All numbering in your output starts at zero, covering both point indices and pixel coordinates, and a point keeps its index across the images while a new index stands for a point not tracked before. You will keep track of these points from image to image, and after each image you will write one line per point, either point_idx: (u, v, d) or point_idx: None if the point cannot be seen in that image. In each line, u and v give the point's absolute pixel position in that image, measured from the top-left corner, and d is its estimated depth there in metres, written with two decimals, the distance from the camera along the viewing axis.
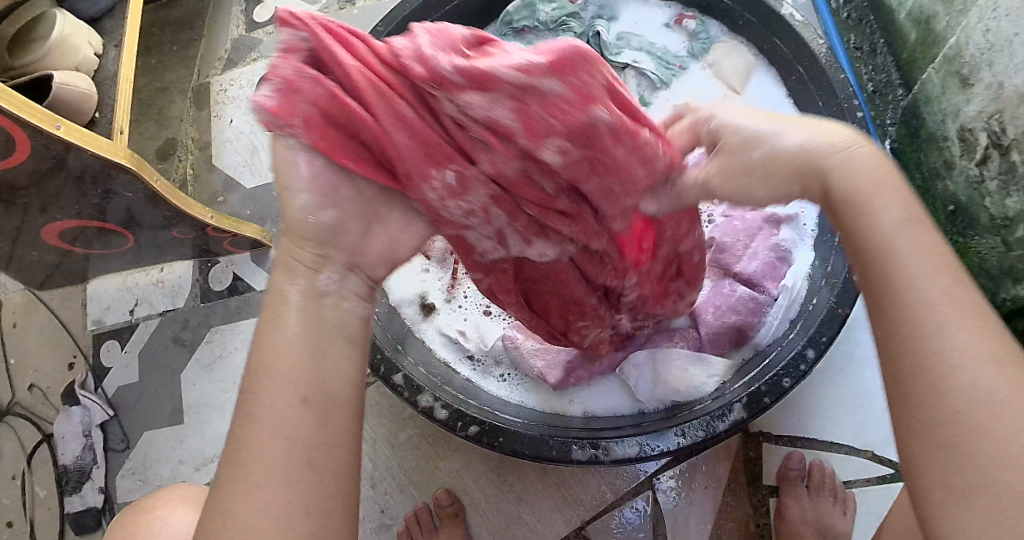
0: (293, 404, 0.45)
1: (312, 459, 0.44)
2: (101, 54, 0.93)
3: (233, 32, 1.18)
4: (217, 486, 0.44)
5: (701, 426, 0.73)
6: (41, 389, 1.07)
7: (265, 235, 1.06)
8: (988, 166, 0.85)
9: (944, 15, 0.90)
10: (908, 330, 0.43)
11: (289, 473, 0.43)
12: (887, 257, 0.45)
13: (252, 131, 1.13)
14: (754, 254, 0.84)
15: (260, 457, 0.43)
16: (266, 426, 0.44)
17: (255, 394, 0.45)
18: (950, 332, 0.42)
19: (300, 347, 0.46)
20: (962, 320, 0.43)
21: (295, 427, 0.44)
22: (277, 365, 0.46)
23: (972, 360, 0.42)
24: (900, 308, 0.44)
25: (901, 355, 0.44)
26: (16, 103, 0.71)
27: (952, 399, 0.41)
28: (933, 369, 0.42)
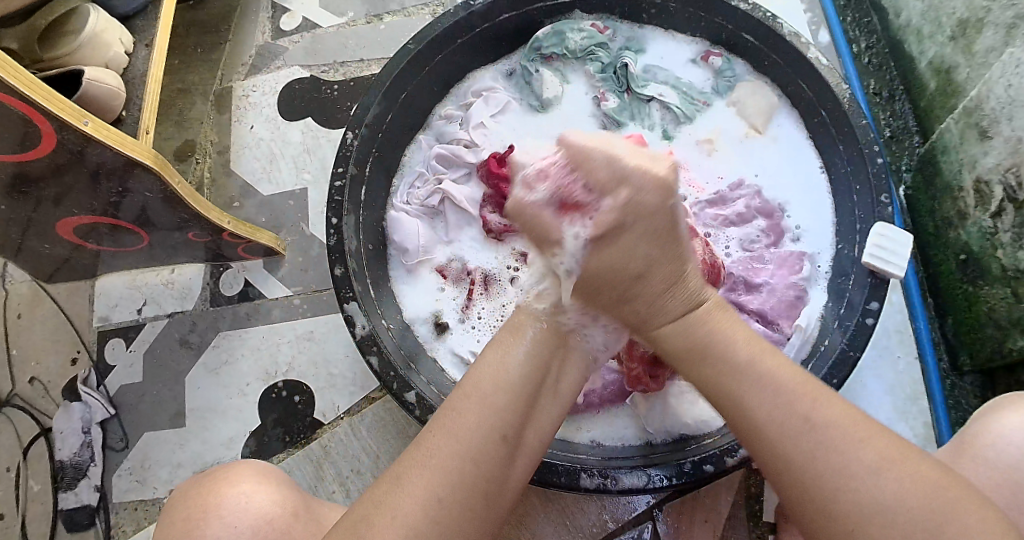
0: (489, 440, 0.55)
1: (486, 489, 0.55)
2: (130, 52, 0.94)
3: (259, 39, 1.19)
4: (394, 478, 0.55)
5: (709, 459, 0.73)
6: (42, 382, 1.07)
7: (278, 242, 1.07)
8: (1003, 219, 0.86)
9: (966, 66, 0.93)
10: (789, 459, 0.52)
11: (462, 492, 0.54)
12: (738, 410, 0.55)
13: (272, 137, 1.13)
14: (771, 292, 0.85)
15: (448, 469, 0.54)
16: (464, 447, 0.55)
17: (462, 413, 0.56)
18: (840, 453, 0.51)
19: (507, 390, 0.58)
20: (837, 436, 0.52)
21: (483, 455, 0.55)
22: (491, 399, 0.57)
23: (861, 470, 0.50)
24: (782, 428, 0.53)
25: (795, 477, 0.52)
26: (46, 97, 0.71)
27: (850, 505, 0.50)
28: (835, 492, 0.51)
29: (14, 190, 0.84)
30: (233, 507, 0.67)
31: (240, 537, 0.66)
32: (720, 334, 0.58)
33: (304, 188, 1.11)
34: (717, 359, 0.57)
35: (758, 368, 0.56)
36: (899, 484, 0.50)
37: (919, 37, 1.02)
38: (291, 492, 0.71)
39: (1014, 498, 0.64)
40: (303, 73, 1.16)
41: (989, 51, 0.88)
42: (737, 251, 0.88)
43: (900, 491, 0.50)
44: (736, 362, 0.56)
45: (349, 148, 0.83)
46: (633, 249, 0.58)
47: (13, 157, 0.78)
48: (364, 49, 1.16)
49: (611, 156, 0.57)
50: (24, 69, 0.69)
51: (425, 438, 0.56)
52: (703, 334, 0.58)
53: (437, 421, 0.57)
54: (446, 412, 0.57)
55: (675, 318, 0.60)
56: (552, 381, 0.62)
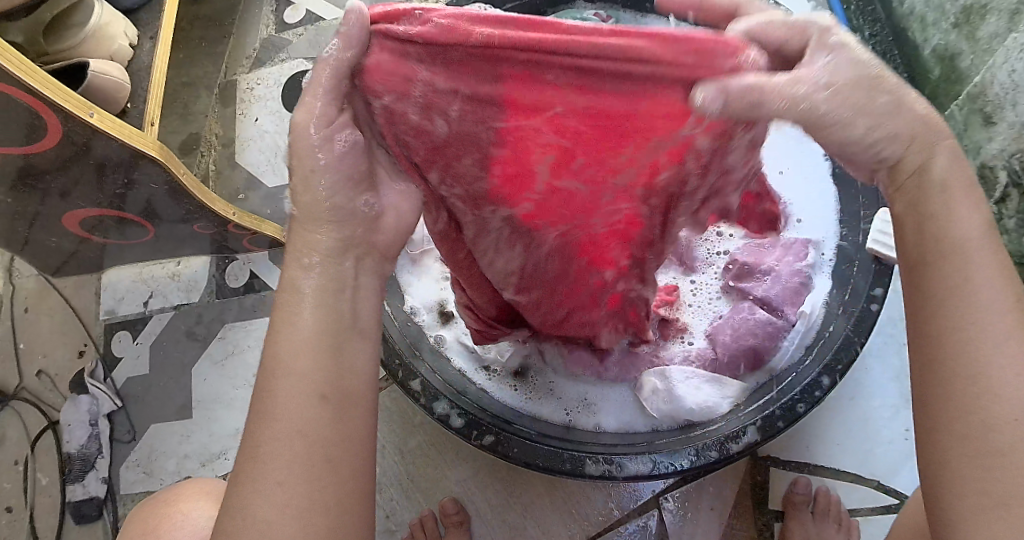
0: (306, 405, 0.47)
1: (331, 457, 0.47)
2: (135, 45, 0.94)
3: (263, 32, 1.19)
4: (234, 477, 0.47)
5: (714, 446, 0.73)
6: (49, 375, 1.07)
7: (284, 234, 1.07)
8: (1007, 205, 0.86)
9: (969, 53, 0.93)
10: (948, 332, 0.46)
11: (304, 470, 0.46)
12: (958, 261, 0.46)
13: (277, 130, 1.14)
14: (776, 279, 0.84)
15: (280, 452, 0.46)
16: (285, 426, 0.46)
17: (274, 393, 0.47)
18: (1002, 336, 0.45)
19: (311, 349, 0.48)
20: (1015, 331, 0.45)
21: (311, 425, 0.47)
22: (294, 366, 0.48)
23: (1019, 371, 0.44)
24: (956, 293, 0.46)
25: (948, 364, 0.46)
26: (52, 90, 0.72)
27: (1003, 401, 0.44)
28: (985, 373, 0.44)
29: (20, 183, 0.84)
30: (172, 527, 0.68)
31: None
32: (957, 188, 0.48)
33: None
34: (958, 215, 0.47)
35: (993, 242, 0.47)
36: None
37: (923, 23, 1.01)
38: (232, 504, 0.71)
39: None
40: (308, 66, 1.16)
41: (993, 37, 0.88)
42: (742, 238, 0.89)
43: None
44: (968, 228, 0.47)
45: None
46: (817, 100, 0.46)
47: (20, 151, 0.78)
48: None
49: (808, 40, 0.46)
50: (31, 61, 0.70)
51: (248, 432, 0.48)
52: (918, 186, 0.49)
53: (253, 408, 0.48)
54: (257, 397, 0.48)
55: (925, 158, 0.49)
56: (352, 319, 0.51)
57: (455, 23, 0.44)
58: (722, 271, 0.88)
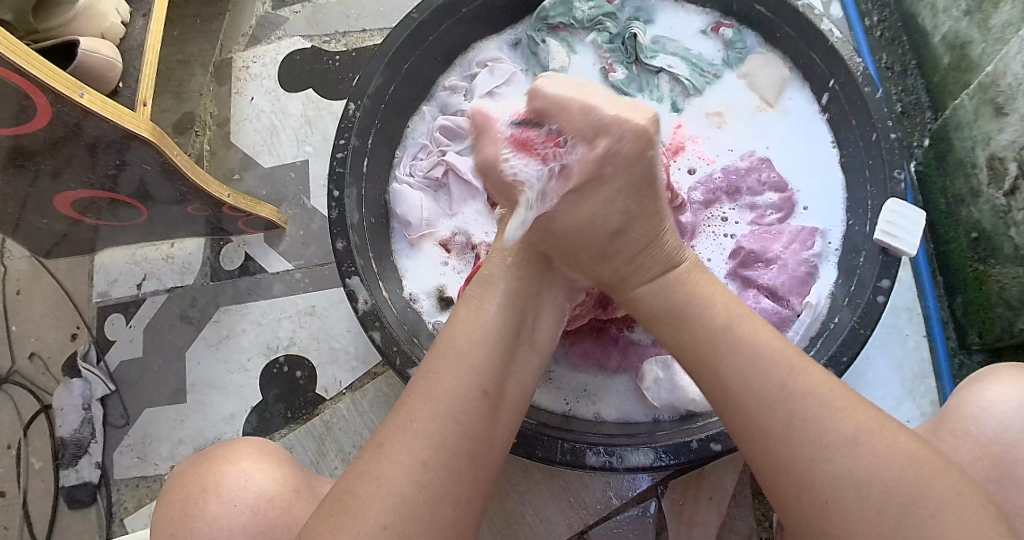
0: (468, 396, 0.54)
1: (472, 453, 0.54)
2: (128, 22, 0.91)
3: (259, 9, 1.17)
4: (377, 446, 0.53)
5: (717, 438, 0.72)
6: (41, 358, 1.06)
7: (280, 216, 1.05)
8: (1016, 198, 0.85)
9: (981, 41, 0.90)
10: (754, 419, 0.53)
11: (446, 454, 0.52)
12: (711, 369, 0.55)
13: (273, 109, 1.11)
14: (783, 266, 0.83)
15: (432, 433, 0.52)
16: (441, 408, 0.53)
17: (437, 374, 0.55)
18: (809, 416, 0.52)
19: (482, 344, 0.57)
20: (808, 407, 0.52)
21: (464, 412, 0.54)
22: (469, 355, 0.56)
23: (829, 441, 0.51)
24: (745, 388, 0.53)
25: (764, 454, 0.53)
26: (40, 68, 0.69)
27: (823, 477, 0.51)
28: (799, 458, 0.51)
29: (9, 162, 0.82)
30: (233, 485, 0.66)
31: (242, 514, 0.64)
32: (697, 294, 0.58)
33: (306, 160, 1.09)
34: (693, 320, 0.57)
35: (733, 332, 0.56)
36: (867, 450, 0.50)
37: (933, 11, 0.99)
38: (292, 471, 0.70)
39: (994, 469, 0.62)
40: (305, 44, 1.13)
41: (1006, 26, 0.86)
42: (748, 224, 0.87)
43: (864, 459, 0.50)
44: (713, 323, 0.56)
45: (351, 119, 0.82)
46: (608, 202, 0.57)
47: (8, 131, 0.76)
48: (365, 20, 1.13)
49: (582, 99, 0.55)
50: (19, 39, 0.68)
51: (407, 400, 0.55)
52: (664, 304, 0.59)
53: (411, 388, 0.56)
54: (418, 377, 0.56)
55: (646, 287, 0.60)
56: (527, 334, 0.62)
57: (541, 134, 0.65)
58: (729, 257, 0.85)
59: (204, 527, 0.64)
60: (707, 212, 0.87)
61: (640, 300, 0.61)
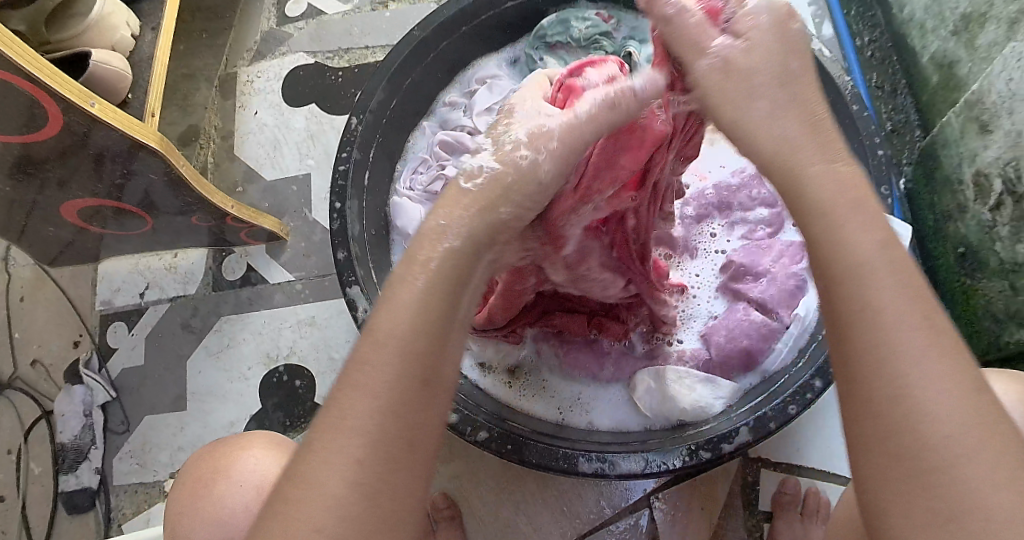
0: (409, 388, 0.46)
1: (412, 440, 0.46)
2: (137, 35, 0.94)
3: (264, 25, 1.20)
4: (309, 443, 0.45)
5: (705, 446, 0.73)
6: (43, 365, 1.07)
7: (282, 227, 1.07)
8: (1001, 212, 0.86)
9: (968, 60, 0.92)
10: (867, 355, 0.43)
11: (383, 454, 0.45)
12: (855, 281, 0.44)
13: (276, 123, 1.13)
14: (772, 280, 0.84)
15: (365, 432, 0.44)
16: (382, 404, 0.45)
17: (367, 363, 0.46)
18: (919, 357, 0.42)
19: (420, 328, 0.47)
20: (928, 349, 0.42)
21: (404, 406, 0.45)
22: (409, 342, 0.46)
23: (940, 392, 0.41)
24: (866, 303, 0.44)
25: (858, 387, 0.43)
26: (54, 78, 0.72)
27: (918, 425, 0.41)
28: (897, 396, 0.42)
29: (18, 170, 0.84)
30: (244, 468, 0.67)
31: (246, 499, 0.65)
32: (831, 198, 0.46)
33: (308, 174, 1.11)
34: (845, 222, 0.46)
35: (895, 260, 0.45)
36: (972, 408, 0.41)
37: (923, 31, 1.01)
38: None
39: None
40: (308, 60, 1.16)
41: (992, 46, 0.88)
42: (739, 239, 0.89)
43: (971, 417, 0.41)
44: (866, 240, 0.45)
45: (353, 132, 0.84)
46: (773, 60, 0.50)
47: (20, 139, 0.78)
48: (368, 37, 1.16)
49: None
50: (34, 50, 0.70)
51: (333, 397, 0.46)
52: (813, 199, 0.47)
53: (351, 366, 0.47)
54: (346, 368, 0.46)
55: (820, 166, 0.48)
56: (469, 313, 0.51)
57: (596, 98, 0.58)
58: (720, 270, 0.88)
59: (213, 505, 0.66)
60: (698, 227, 0.90)
61: (803, 189, 0.47)
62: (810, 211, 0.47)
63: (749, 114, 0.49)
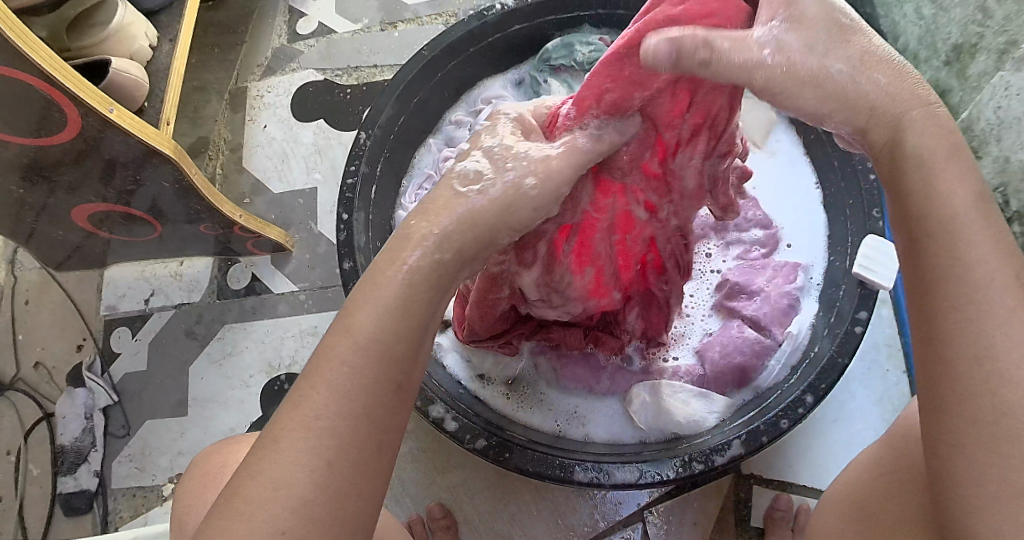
0: (381, 390, 0.48)
1: (379, 442, 0.47)
2: (155, 46, 0.97)
3: (275, 41, 1.23)
4: (271, 441, 0.46)
5: (698, 458, 0.75)
6: (46, 367, 1.09)
7: (287, 238, 1.10)
8: None
9: (959, 90, 0.95)
10: (960, 313, 0.45)
11: (351, 453, 0.46)
12: (950, 237, 0.47)
13: (285, 137, 1.16)
14: (765, 300, 0.86)
15: (336, 429, 0.46)
16: (355, 405, 0.47)
17: (342, 364, 0.47)
18: (1010, 318, 0.44)
19: (400, 337, 0.49)
20: (1017, 308, 0.44)
21: (374, 408, 0.47)
22: (382, 346, 0.48)
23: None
24: (957, 261, 0.46)
25: (950, 350, 0.45)
26: (76, 84, 0.75)
27: (1012, 384, 0.43)
28: (990, 354, 0.44)
29: (33, 173, 0.86)
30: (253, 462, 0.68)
31: None
32: (932, 149, 0.49)
33: (314, 187, 1.14)
34: (938, 182, 0.48)
35: (986, 213, 0.47)
36: None
37: (915, 61, 1.02)
38: None
39: None
40: (317, 77, 1.19)
41: (982, 76, 0.91)
42: (734, 259, 0.91)
43: None
44: (960, 199, 0.47)
45: (362, 147, 0.87)
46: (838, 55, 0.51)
47: (25, 141, 0.81)
48: (377, 55, 1.19)
49: None
50: (58, 56, 0.73)
51: (302, 392, 0.47)
52: (916, 146, 0.49)
53: (320, 357, 0.48)
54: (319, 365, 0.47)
55: (921, 117, 0.50)
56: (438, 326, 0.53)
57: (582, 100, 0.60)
58: (714, 289, 0.90)
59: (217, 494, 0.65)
60: (694, 247, 0.91)
61: (902, 134, 0.50)
62: (909, 157, 0.49)
63: (826, 74, 0.51)
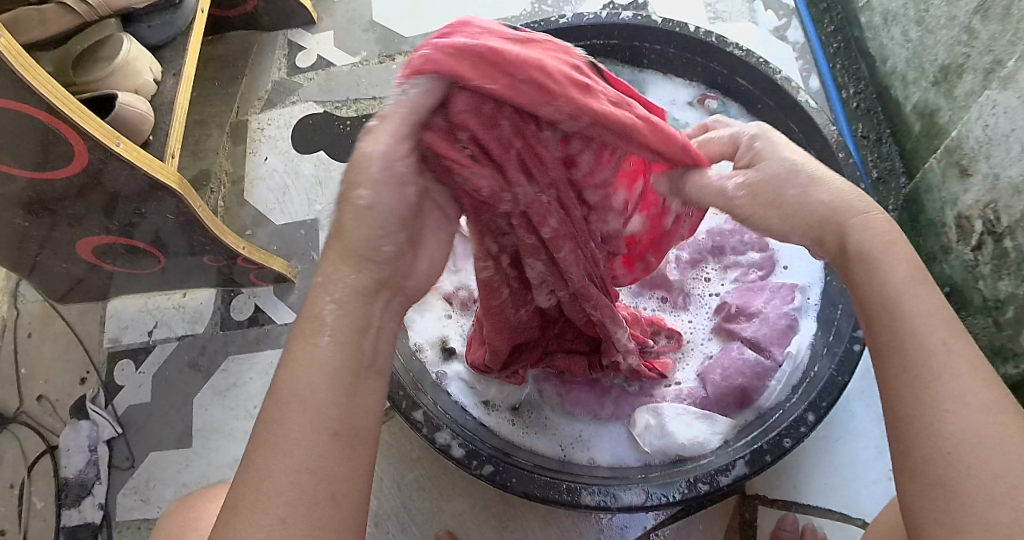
0: (319, 441, 0.49)
1: (332, 492, 0.49)
2: (160, 80, 0.99)
3: (276, 75, 1.25)
4: (230, 507, 0.48)
5: (704, 479, 0.76)
6: (49, 400, 1.09)
7: (290, 269, 1.11)
8: (982, 252, 0.90)
9: (947, 109, 0.97)
10: (903, 374, 0.50)
11: (306, 507, 0.47)
12: (893, 307, 0.52)
13: (286, 170, 1.18)
14: (764, 320, 0.88)
15: (283, 488, 0.47)
16: (294, 461, 0.48)
17: (280, 425, 0.49)
18: (950, 377, 0.48)
19: (325, 385, 0.51)
20: (954, 367, 0.49)
21: (319, 460, 0.49)
22: (310, 401, 0.50)
23: (962, 407, 0.47)
24: (900, 323, 0.51)
25: (898, 402, 0.50)
26: (84, 118, 0.77)
27: (944, 436, 0.47)
28: (926, 411, 0.48)
29: (38, 206, 0.88)
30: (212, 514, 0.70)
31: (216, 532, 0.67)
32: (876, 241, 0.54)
33: (316, 219, 1.15)
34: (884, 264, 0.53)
35: (925, 287, 0.52)
36: (990, 422, 0.47)
37: (905, 82, 1.06)
38: None
39: None
40: (317, 109, 1.21)
41: (970, 95, 0.93)
42: (733, 281, 0.93)
43: (992, 428, 0.46)
44: (899, 274, 0.52)
45: None
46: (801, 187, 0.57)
47: (27, 174, 0.82)
48: (376, 87, 1.21)
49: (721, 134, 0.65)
50: (67, 91, 0.75)
51: (249, 461, 0.49)
52: (862, 241, 0.54)
53: (259, 428, 0.50)
54: (261, 430, 0.50)
55: (861, 217, 0.55)
56: (373, 361, 0.54)
57: (414, 76, 0.52)
58: (713, 312, 0.91)
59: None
60: (693, 271, 0.93)
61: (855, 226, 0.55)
62: (855, 252, 0.55)
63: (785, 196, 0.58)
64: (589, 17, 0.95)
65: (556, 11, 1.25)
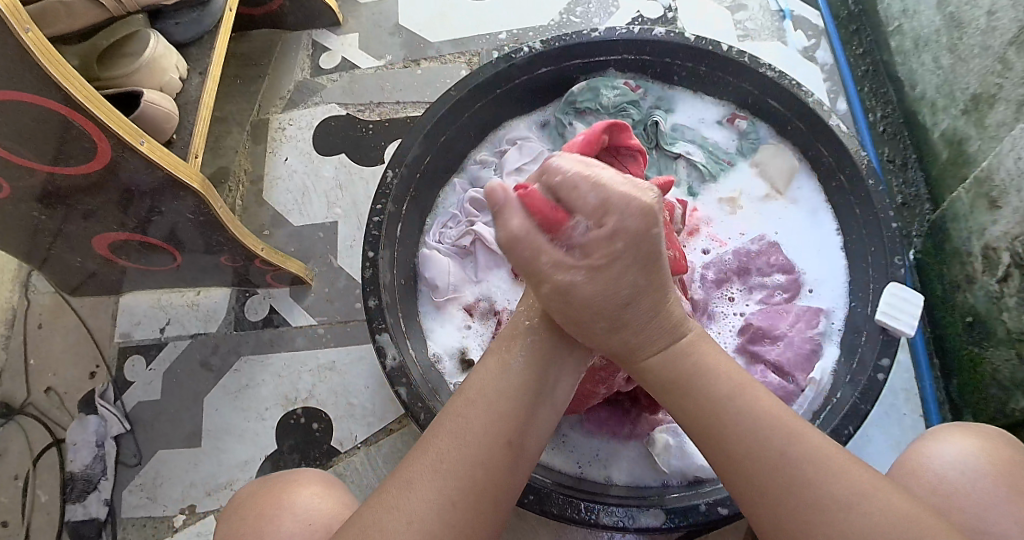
0: (496, 446, 0.57)
1: (494, 493, 0.56)
2: (185, 77, 0.98)
3: (298, 74, 1.24)
4: (404, 484, 0.56)
5: (723, 503, 0.74)
6: (57, 393, 1.08)
7: (306, 271, 1.10)
8: (1009, 283, 0.89)
9: (977, 138, 0.96)
10: (771, 485, 0.55)
11: (471, 499, 0.55)
12: (719, 424, 0.58)
13: (306, 171, 1.17)
14: (789, 343, 0.88)
15: (461, 477, 0.55)
16: (472, 453, 0.56)
17: (465, 420, 0.58)
18: (814, 480, 0.54)
19: (510, 396, 0.59)
20: (809, 466, 0.54)
21: (490, 459, 0.56)
22: (497, 404, 0.59)
23: (834, 504, 0.53)
24: (743, 438, 0.56)
25: (776, 511, 0.54)
26: (109, 116, 0.76)
27: (833, 536, 0.52)
28: (811, 516, 0.53)
29: (55, 198, 0.87)
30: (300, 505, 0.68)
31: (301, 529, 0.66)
32: (707, 365, 0.60)
33: (335, 221, 1.14)
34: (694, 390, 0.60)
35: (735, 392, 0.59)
36: (866, 507, 0.52)
37: (933, 109, 1.05)
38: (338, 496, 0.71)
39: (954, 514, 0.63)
40: (340, 111, 1.20)
41: (1001, 125, 0.92)
42: (757, 303, 0.92)
43: (868, 514, 0.52)
44: (720, 391, 0.59)
45: (389, 185, 0.88)
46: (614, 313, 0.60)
47: (44, 168, 0.82)
48: (400, 92, 1.21)
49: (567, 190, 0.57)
50: (93, 88, 0.75)
51: (429, 442, 0.58)
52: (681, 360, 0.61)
53: (434, 429, 0.59)
54: (445, 421, 0.59)
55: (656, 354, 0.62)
56: (550, 392, 0.63)
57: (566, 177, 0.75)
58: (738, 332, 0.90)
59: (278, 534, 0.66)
60: (718, 291, 0.93)
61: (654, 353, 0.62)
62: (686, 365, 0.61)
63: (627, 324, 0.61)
64: (621, 32, 0.95)
65: (584, 22, 1.25)
